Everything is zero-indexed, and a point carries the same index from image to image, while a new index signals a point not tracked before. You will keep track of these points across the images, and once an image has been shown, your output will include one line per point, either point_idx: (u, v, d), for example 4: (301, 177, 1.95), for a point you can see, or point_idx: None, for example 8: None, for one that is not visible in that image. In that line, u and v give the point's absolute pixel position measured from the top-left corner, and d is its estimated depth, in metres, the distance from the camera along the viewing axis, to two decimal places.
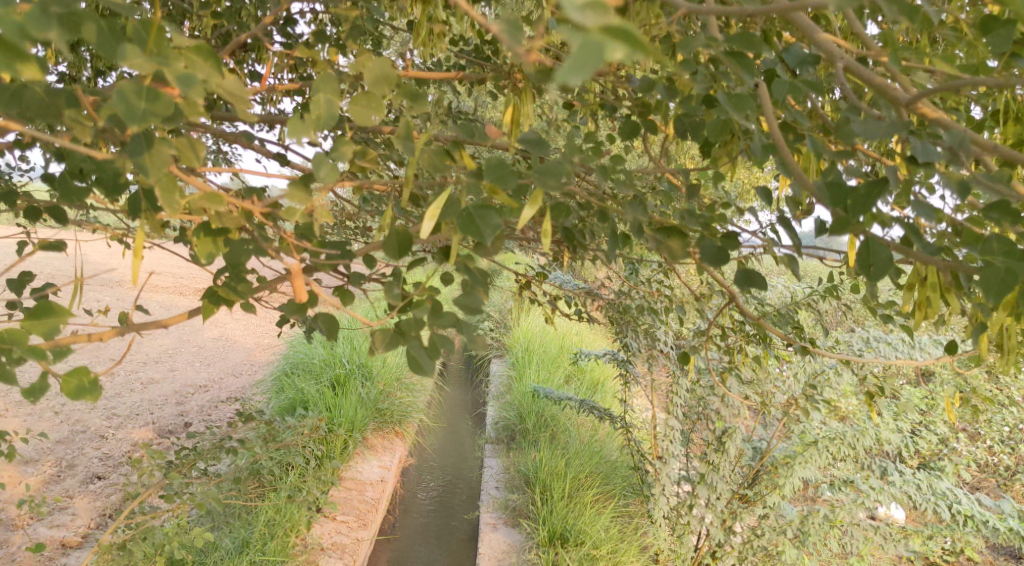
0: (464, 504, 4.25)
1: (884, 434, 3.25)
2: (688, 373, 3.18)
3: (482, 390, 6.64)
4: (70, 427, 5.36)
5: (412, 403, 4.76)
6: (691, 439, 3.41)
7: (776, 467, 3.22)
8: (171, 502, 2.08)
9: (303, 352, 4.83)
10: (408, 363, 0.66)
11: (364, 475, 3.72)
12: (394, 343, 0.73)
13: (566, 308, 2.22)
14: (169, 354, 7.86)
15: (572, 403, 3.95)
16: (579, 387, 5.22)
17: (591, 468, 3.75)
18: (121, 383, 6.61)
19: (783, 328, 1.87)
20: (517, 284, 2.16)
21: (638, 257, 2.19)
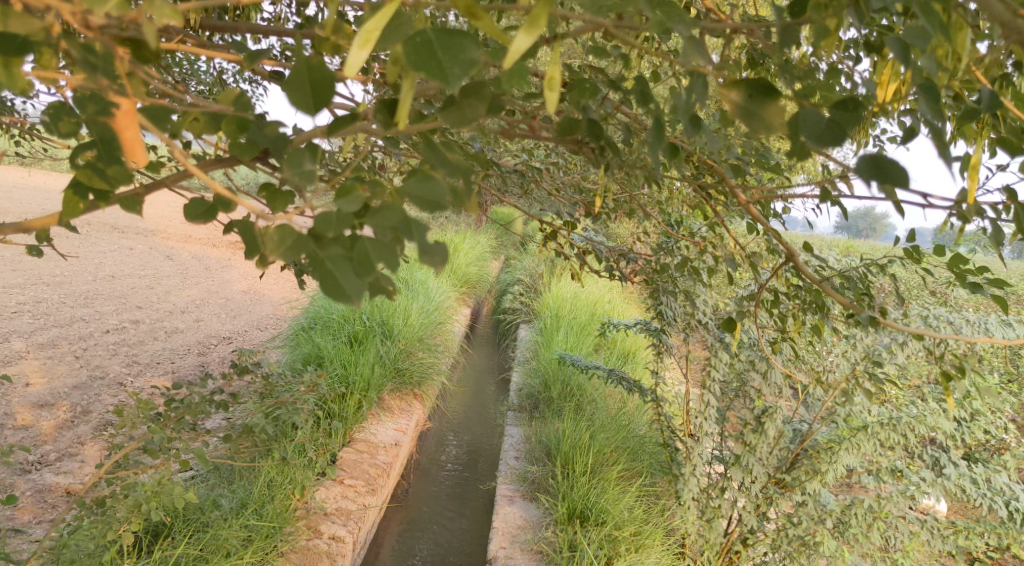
0: (482, 473, 4.08)
1: (941, 422, 2.94)
2: (727, 345, 2.92)
3: (508, 355, 6.46)
4: (89, 373, 5.36)
5: (433, 365, 4.58)
6: (727, 417, 3.16)
7: (818, 452, 2.95)
8: (154, 458, 1.92)
9: (322, 306, 4.67)
10: (324, 287, 0.62)
11: (378, 438, 3.56)
12: (301, 250, 0.65)
13: (596, 264, 1.98)
14: (195, 304, 7.84)
15: (600, 372, 3.72)
16: (609, 357, 4.97)
17: (617, 443, 3.53)
18: (145, 331, 6.60)
19: (848, 293, 1.60)
20: (542, 234, 1.92)
21: (681, 210, 1.94)
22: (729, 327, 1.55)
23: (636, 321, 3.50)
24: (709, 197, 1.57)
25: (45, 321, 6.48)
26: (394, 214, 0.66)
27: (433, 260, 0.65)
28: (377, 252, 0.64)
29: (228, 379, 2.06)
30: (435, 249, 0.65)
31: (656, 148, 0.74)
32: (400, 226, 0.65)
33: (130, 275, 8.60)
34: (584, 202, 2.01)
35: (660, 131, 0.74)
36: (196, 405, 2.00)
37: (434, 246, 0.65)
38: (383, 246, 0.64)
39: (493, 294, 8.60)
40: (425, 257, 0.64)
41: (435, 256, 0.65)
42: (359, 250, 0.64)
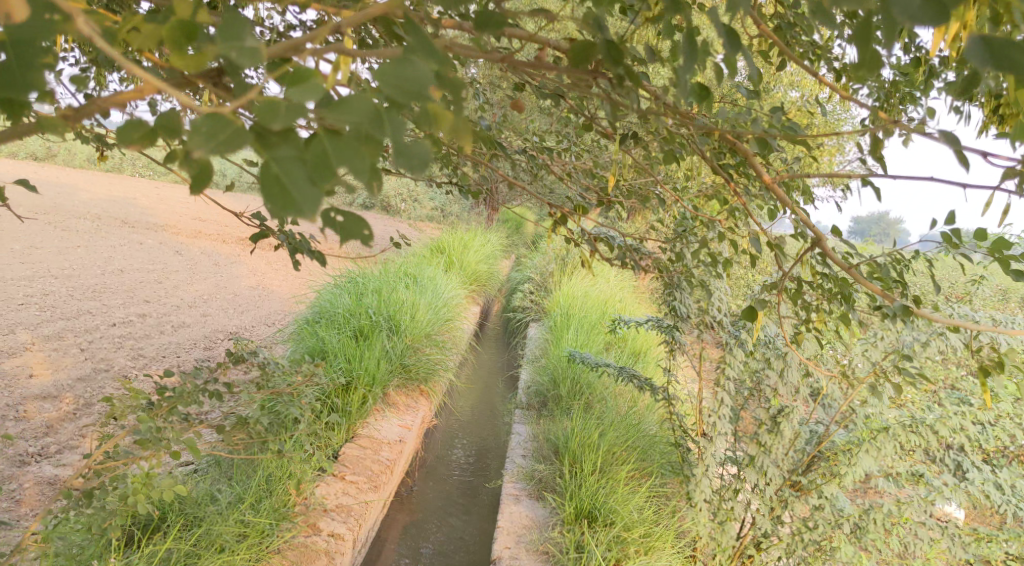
0: (488, 472, 4.00)
1: (965, 424, 2.82)
2: (742, 342, 2.82)
3: (516, 354, 6.36)
4: (93, 366, 5.32)
5: (440, 361, 4.49)
6: (741, 417, 3.05)
7: (836, 454, 2.85)
8: (144, 448, 1.84)
9: (328, 300, 4.60)
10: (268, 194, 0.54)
11: (382, 434, 3.48)
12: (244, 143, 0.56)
13: (608, 252, 1.89)
14: (202, 298, 7.80)
15: (610, 369, 3.62)
16: (619, 355, 4.86)
17: (627, 442, 3.42)
18: (151, 325, 6.55)
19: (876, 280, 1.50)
20: (550, 219, 1.81)
21: (698, 195, 1.85)
22: (751, 317, 1.44)
23: (648, 317, 3.40)
24: (729, 177, 1.48)
25: (52, 313, 6.44)
26: (362, 106, 0.59)
27: (409, 164, 0.61)
28: (343, 153, 0.57)
29: (222, 368, 1.98)
30: (413, 155, 0.62)
31: (689, 62, 0.72)
32: (371, 121, 0.59)
33: (138, 269, 8.57)
34: (596, 186, 1.91)
35: (692, 42, 0.72)
36: (187, 394, 1.91)
37: (412, 149, 0.62)
38: (350, 147, 0.57)
39: (502, 292, 8.51)
40: (400, 160, 0.60)
41: (413, 161, 0.62)
42: (319, 151, 0.57)
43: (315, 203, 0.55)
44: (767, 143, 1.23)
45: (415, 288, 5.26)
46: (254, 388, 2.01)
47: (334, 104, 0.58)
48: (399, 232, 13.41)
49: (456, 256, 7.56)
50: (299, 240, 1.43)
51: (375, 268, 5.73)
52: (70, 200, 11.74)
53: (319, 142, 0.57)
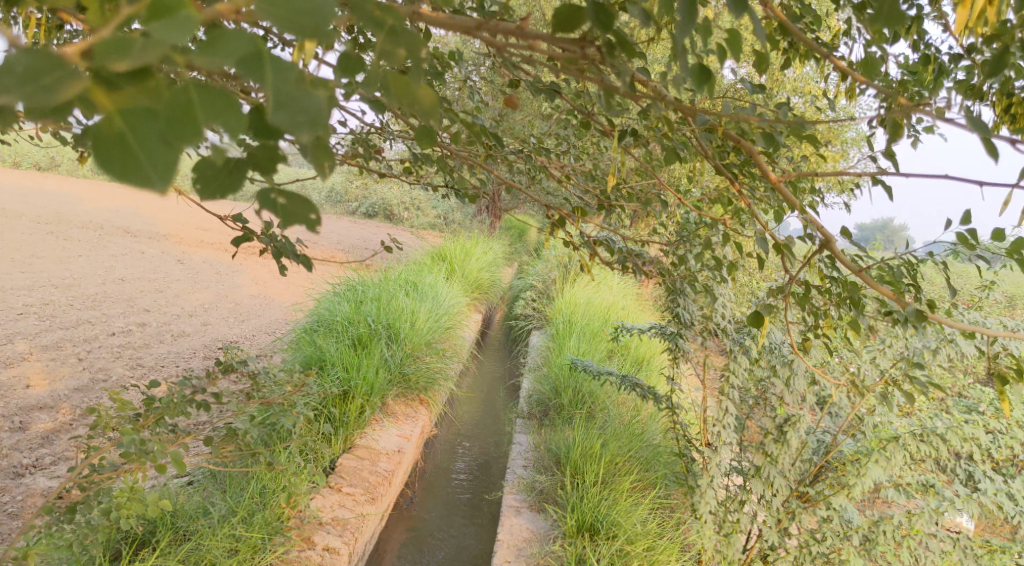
0: (489, 483, 3.93)
1: (978, 434, 2.74)
2: (747, 349, 2.75)
3: (518, 362, 6.30)
4: (91, 376, 5.27)
5: (441, 370, 4.42)
6: (746, 426, 2.98)
7: (845, 465, 2.77)
8: (129, 461, 1.78)
9: (327, 308, 4.54)
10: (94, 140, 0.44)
11: (380, 444, 3.41)
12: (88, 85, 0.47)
13: (608, 256, 1.83)
14: (203, 307, 7.75)
15: (613, 378, 3.55)
16: (622, 363, 4.79)
17: (630, 453, 3.35)
18: (151, 334, 6.51)
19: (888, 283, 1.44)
20: (549, 222, 1.76)
21: (702, 197, 1.79)
22: (757, 322, 1.38)
23: (651, 324, 3.34)
24: (734, 177, 1.42)
25: (51, 322, 6.41)
26: (235, 48, 0.48)
27: (295, 121, 0.48)
28: (212, 110, 0.48)
29: (211, 378, 1.92)
30: (298, 113, 0.48)
31: (688, 25, 0.67)
32: (244, 63, 0.48)
33: (140, 278, 8.54)
34: (596, 188, 1.86)
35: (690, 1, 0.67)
36: (174, 405, 1.85)
37: (299, 102, 0.48)
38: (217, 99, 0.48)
39: (504, 300, 8.45)
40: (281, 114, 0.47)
41: (299, 117, 0.48)
42: (181, 103, 0.47)
43: (168, 171, 0.44)
44: (775, 138, 1.18)
45: (416, 296, 5.20)
46: (245, 399, 1.95)
47: (198, 43, 0.47)
48: (401, 240, 13.38)
49: (457, 263, 7.51)
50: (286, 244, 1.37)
51: (376, 276, 5.68)
52: (72, 209, 11.75)
53: (183, 93, 0.47)
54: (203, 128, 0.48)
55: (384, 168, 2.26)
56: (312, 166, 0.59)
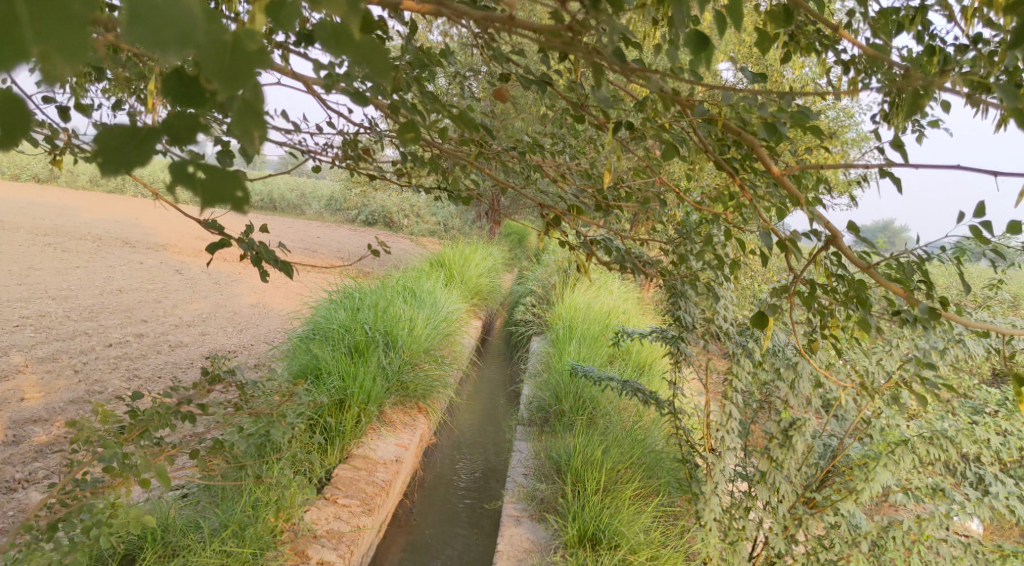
0: (489, 492, 3.86)
1: (987, 435, 2.67)
2: (750, 352, 2.70)
3: (519, 368, 6.23)
4: (87, 388, 5.21)
5: (440, 377, 4.36)
6: (751, 431, 2.92)
7: (852, 469, 2.70)
8: (112, 475, 1.72)
9: (324, 316, 4.48)
10: None
11: (378, 454, 3.35)
12: None
13: (605, 256, 1.77)
14: (202, 317, 7.69)
15: (614, 383, 3.49)
16: (623, 369, 4.72)
17: (632, 459, 3.28)
18: (148, 345, 6.45)
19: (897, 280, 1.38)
20: (544, 222, 1.70)
21: (701, 194, 1.74)
22: (760, 323, 1.31)
23: (651, 327, 3.29)
24: (736, 173, 1.35)
25: (47, 334, 6.35)
26: None
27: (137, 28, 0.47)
28: (49, 28, 0.46)
29: (198, 388, 1.86)
30: (162, 28, 0.48)
31: None
32: None
33: (137, 288, 8.49)
34: (592, 187, 1.80)
35: None
36: (158, 417, 1.79)
37: (157, 14, 0.48)
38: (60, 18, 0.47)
39: (504, 306, 8.38)
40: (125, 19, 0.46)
41: (155, 28, 0.48)
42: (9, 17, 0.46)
43: None
44: (778, 125, 1.12)
45: (414, 303, 5.15)
46: (233, 408, 1.89)
47: None
48: (400, 247, 13.31)
49: (456, 270, 7.45)
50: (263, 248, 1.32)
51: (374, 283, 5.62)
52: (71, 220, 11.71)
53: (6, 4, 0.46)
54: (34, 50, 0.46)
55: (376, 171, 2.21)
56: (239, 132, 0.57)
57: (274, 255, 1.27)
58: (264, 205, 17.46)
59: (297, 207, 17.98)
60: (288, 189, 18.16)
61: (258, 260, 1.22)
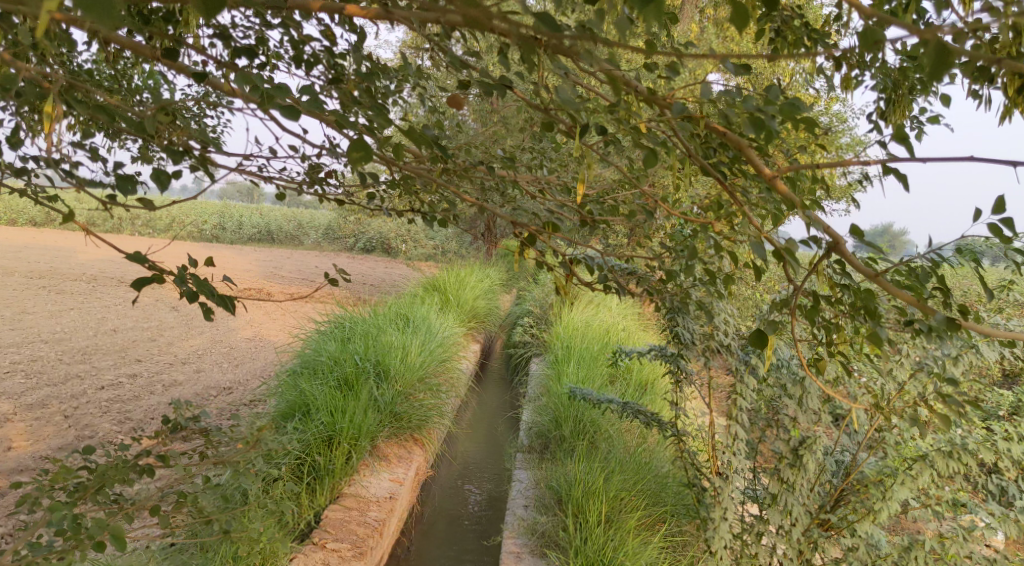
0: (491, 526, 3.70)
1: (1011, 446, 2.51)
2: (753, 368, 2.56)
3: (519, 392, 6.07)
4: (76, 433, 5.07)
5: (435, 406, 4.20)
6: (759, 451, 2.77)
7: (867, 488, 2.54)
8: (61, 538, 1.57)
9: (313, 348, 4.34)
10: None
11: (370, 491, 3.20)
12: None
13: (588, 274, 1.65)
14: (197, 353, 7.54)
15: (614, 405, 3.34)
16: (625, 389, 4.56)
17: (637, 485, 3.12)
18: (141, 385, 6.30)
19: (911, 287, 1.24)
20: (520, 240, 1.57)
21: (690, 205, 1.61)
22: (760, 343, 1.16)
23: (649, 345, 3.15)
24: (722, 178, 1.21)
25: (38, 380, 6.20)
26: None
27: None
28: None
29: (158, 439, 1.73)
30: None
31: None
32: None
33: (131, 327, 8.35)
34: (572, 202, 1.69)
35: None
36: (115, 472, 1.65)
37: None
38: None
39: (503, 328, 8.22)
40: None
41: None
42: None
43: None
44: (767, 119, 1.00)
45: (408, 331, 5.00)
46: (196, 458, 1.75)
47: None
48: (398, 273, 13.17)
49: (452, 293, 7.31)
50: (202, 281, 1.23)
51: (367, 312, 5.49)
52: (65, 262, 11.60)
53: None
54: None
55: (346, 197, 2.09)
56: None
57: (211, 288, 1.17)
58: (260, 237, 17.36)
59: (294, 237, 17.87)
60: (284, 219, 18.07)
61: (189, 296, 1.12)
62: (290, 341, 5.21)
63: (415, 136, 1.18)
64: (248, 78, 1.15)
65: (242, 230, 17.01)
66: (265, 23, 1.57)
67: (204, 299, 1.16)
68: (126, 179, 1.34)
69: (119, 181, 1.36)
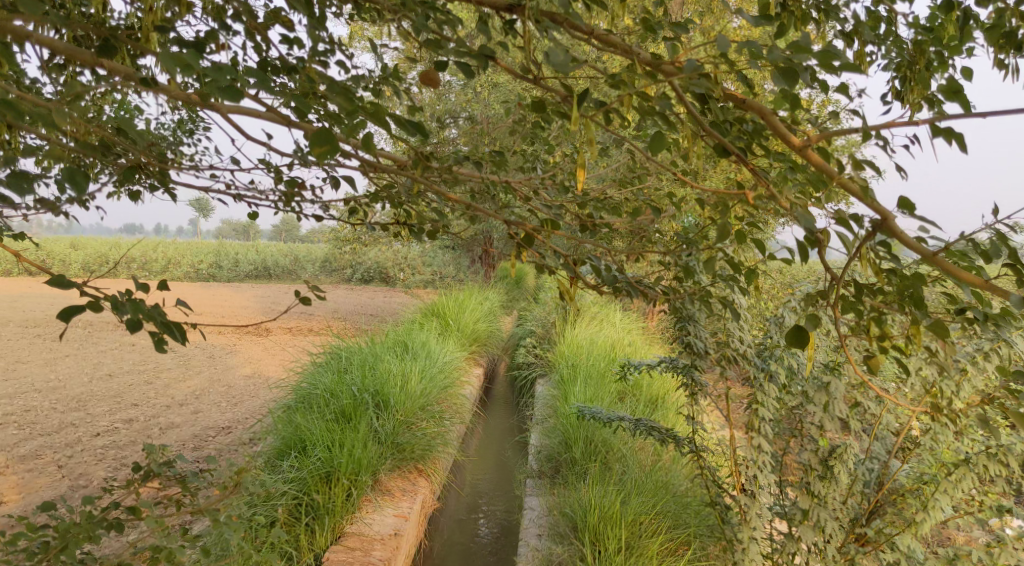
0: (504, 560, 3.50)
1: None
2: (772, 376, 2.40)
3: (526, 415, 5.88)
4: (71, 483, 4.89)
5: (438, 435, 4.02)
6: (785, 463, 2.59)
7: (904, 497, 2.35)
8: None
9: (310, 381, 4.16)
10: None
11: (373, 528, 2.97)
12: None
13: (593, 277, 1.49)
14: (195, 394, 7.34)
15: (626, 422, 3.16)
16: (636, 406, 4.37)
17: (656, 507, 2.94)
18: (138, 430, 6.10)
19: (974, 266, 1.05)
20: (516, 241, 1.43)
21: (701, 198, 1.46)
22: (798, 343, 1.00)
23: (659, 357, 2.99)
24: (743, 157, 1.06)
25: (31, 430, 6.01)
26: None
27: None
28: None
29: (129, 488, 1.56)
30: None
31: None
32: None
33: (128, 371, 8.17)
34: (570, 202, 1.54)
35: None
36: (78, 530, 1.48)
37: None
38: None
39: (506, 350, 8.04)
40: None
41: None
42: None
43: None
44: (795, 72, 0.89)
45: (408, 358, 4.84)
46: (171, 509, 1.58)
47: None
48: (397, 302, 12.99)
49: (452, 317, 7.15)
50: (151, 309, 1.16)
51: (364, 341, 5.33)
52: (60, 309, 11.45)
53: None
54: None
55: (323, 214, 1.96)
56: None
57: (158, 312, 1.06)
58: (258, 274, 17.22)
59: (290, 272, 17.73)
60: (280, 254, 17.94)
61: (128, 323, 1.05)
62: (287, 376, 5.05)
63: (378, 117, 1.07)
64: (176, 63, 1.03)
65: (238, 267, 16.87)
66: (223, 27, 1.47)
67: (146, 327, 1.09)
68: (23, 176, 1.20)
69: (19, 181, 1.20)
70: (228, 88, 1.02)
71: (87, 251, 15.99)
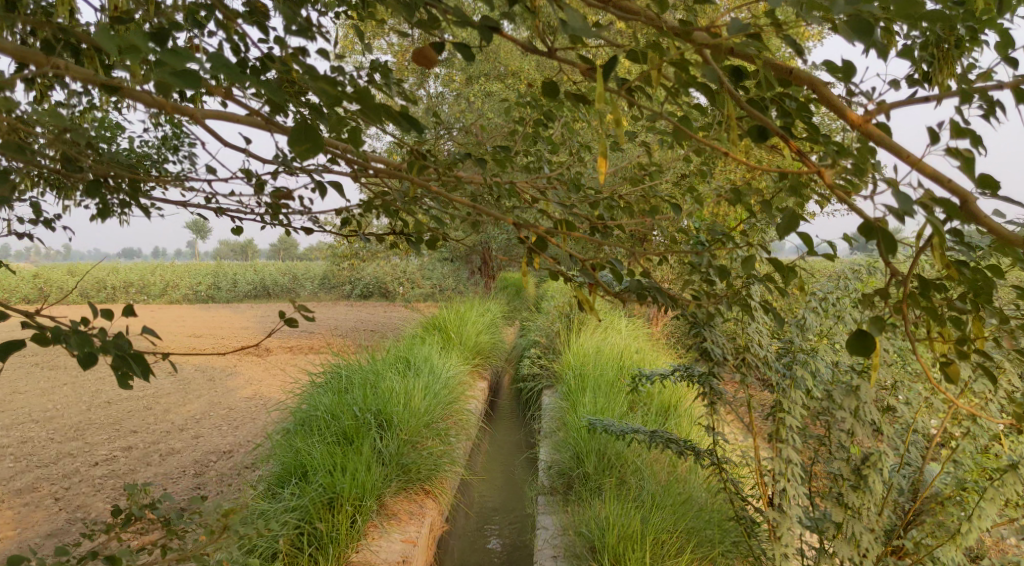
0: None
1: None
2: (796, 381, 2.27)
3: (534, 428, 5.73)
4: (68, 516, 4.73)
5: (444, 454, 3.87)
6: (814, 474, 2.44)
7: (943, 505, 2.20)
8: None
9: (310, 402, 4.01)
10: None
11: (378, 557, 2.82)
12: None
13: (613, 280, 1.36)
14: (195, 419, 7.17)
15: (641, 435, 3.02)
16: (647, 416, 4.23)
17: (678, 524, 2.79)
18: (137, 458, 5.93)
19: None
20: (527, 245, 1.30)
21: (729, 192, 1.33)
22: (861, 349, 0.89)
23: (672, 365, 2.86)
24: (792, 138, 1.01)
25: (28, 462, 5.85)
26: None
27: None
28: None
29: (108, 535, 1.41)
30: None
31: None
32: None
33: (127, 396, 8.01)
34: (581, 202, 1.42)
35: None
36: None
37: None
38: None
39: (510, 362, 7.90)
40: None
41: None
42: None
43: None
44: (868, 25, 0.95)
45: (411, 373, 4.71)
46: (154, 556, 1.43)
47: None
48: (398, 317, 12.86)
49: (454, 331, 7.00)
50: (112, 340, 1.08)
51: (366, 357, 5.18)
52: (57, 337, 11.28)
53: None
54: None
55: (314, 227, 1.84)
56: None
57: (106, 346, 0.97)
58: (257, 293, 17.09)
59: (290, 291, 17.59)
60: (278, 272, 17.79)
61: (82, 358, 0.98)
62: (288, 397, 4.90)
63: (366, 107, 0.94)
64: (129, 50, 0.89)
65: (237, 287, 16.72)
66: (202, 24, 1.35)
67: (103, 360, 1.02)
68: None
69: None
70: (188, 74, 0.90)
71: (85, 277, 15.84)
